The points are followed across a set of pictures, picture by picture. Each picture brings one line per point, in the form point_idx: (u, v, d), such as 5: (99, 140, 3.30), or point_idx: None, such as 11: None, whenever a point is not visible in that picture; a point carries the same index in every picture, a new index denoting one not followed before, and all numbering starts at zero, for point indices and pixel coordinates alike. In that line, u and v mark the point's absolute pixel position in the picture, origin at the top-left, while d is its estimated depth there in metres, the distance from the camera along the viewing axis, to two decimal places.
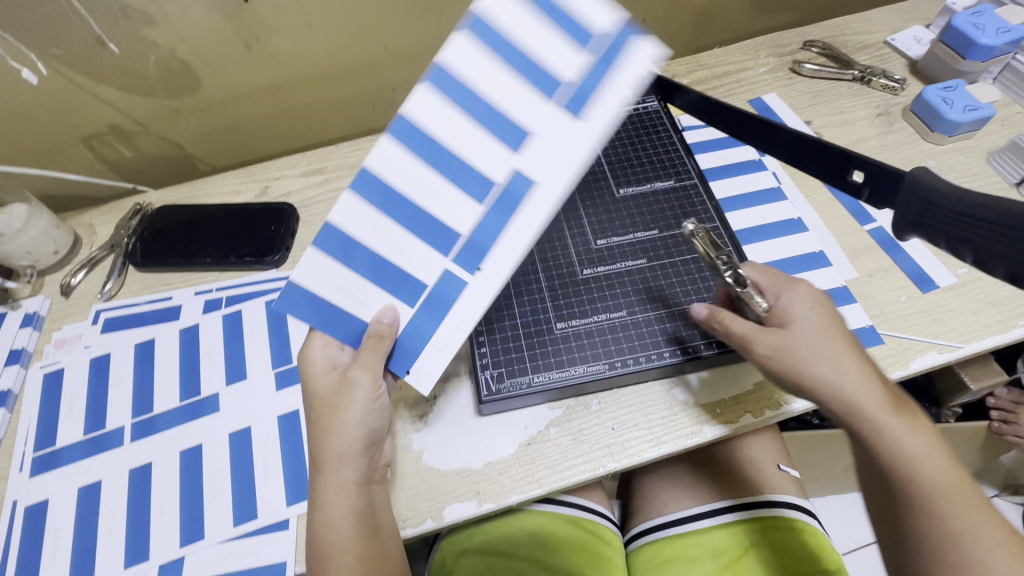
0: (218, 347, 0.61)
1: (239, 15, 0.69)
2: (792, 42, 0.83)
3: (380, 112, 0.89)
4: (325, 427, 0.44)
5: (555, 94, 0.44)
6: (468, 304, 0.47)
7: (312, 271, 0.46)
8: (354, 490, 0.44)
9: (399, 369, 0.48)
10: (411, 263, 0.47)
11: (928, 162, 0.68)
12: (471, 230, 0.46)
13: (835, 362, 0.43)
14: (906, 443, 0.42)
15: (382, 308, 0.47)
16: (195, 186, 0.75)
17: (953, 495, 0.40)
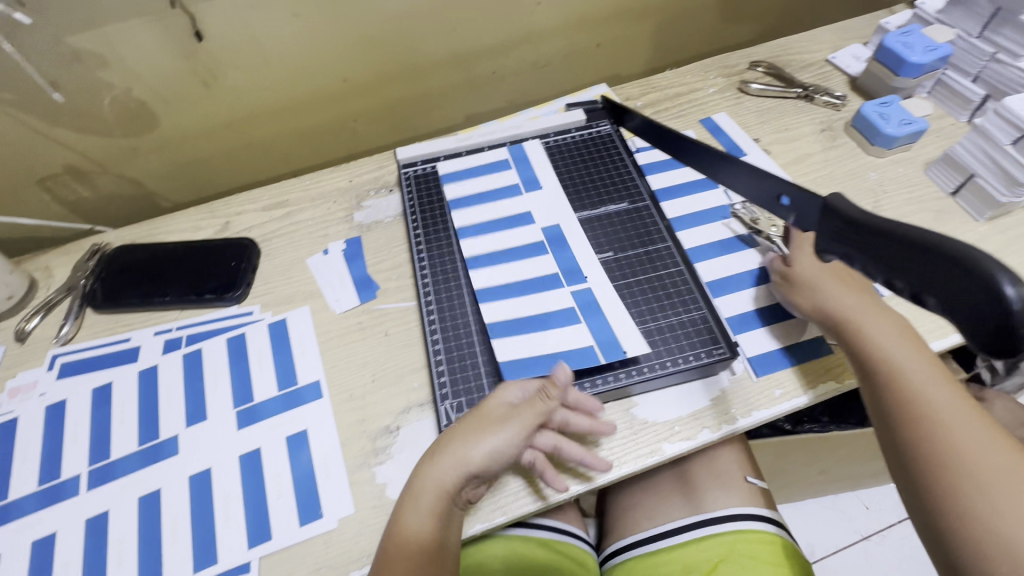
0: (178, 387, 0.60)
1: (195, 55, 0.69)
2: (740, 62, 0.86)
3: (343, 143, 0.90)
4: (455, 437, 0.50)
5: (523, 190, 0.69)
6: (609, 292, 0.59)
7: (504, 350, 0.55)
8: (441, 506, 0.48)
9: (616, 353, 0.54)
10: (549, 305, 0.58)
11: (870, 174, 0.71)
12: (557, 266, 0.61)
13: (842, 291, 0.54)
14: (897, 357, 0.48)
15: (570, 338, 0.56)
16: (155, 223, 0.75)
17: (952, 411, 0.44)
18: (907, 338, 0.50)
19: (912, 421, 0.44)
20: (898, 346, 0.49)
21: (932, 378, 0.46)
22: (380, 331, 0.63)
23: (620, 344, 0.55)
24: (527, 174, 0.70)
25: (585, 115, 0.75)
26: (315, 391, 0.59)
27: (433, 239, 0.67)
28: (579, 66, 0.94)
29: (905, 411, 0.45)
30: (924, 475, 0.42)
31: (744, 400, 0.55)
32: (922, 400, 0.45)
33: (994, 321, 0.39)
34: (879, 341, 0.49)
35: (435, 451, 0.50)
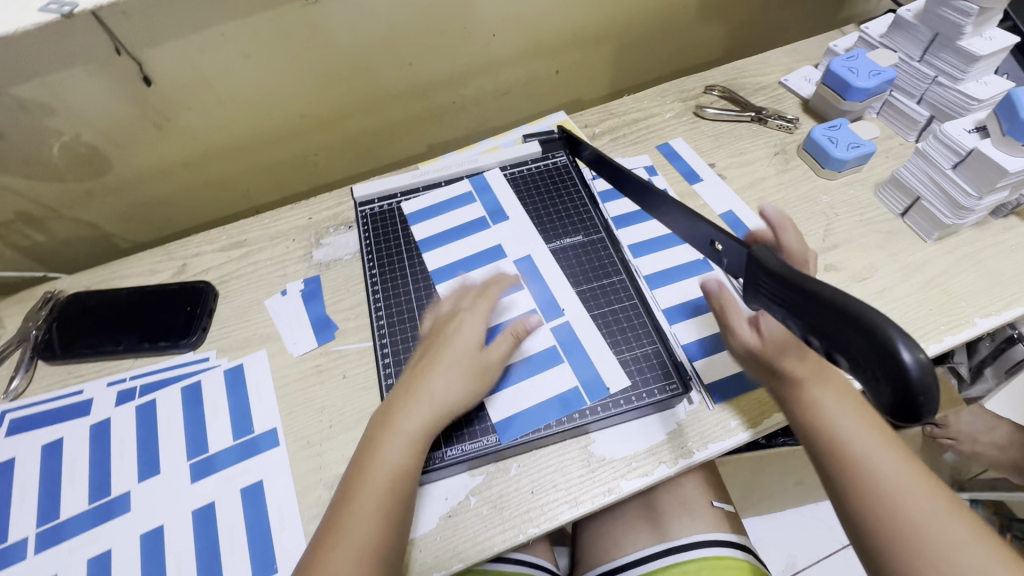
0: (131, 441, 0.59)
1: (145, 99, 0.69)
2: (695, 86, 0.87)
3: (305, 177, 0.90)
4: (422, 379, 0.54)
5: (490, 223, 0.70)
6: (587, 326, 0.60)
7: (496, 406, 0.56)
8: (417, 444, 0.51)
9: (601, 392, 0.56)
10: (533, 347, 0.59)
11: (822, 197, 0.72)
12: (535, 302, 0.62)
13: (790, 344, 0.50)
14: (840, 421, 0.46)
15: (557, 382, 0.57)
16: (110, 268, 0.74)
17: (902, 483, 0.42)
18: (846, 393, 0.48)
19: (861, 487, 0.42)
20: (840, 403, 0.47)
21: (873, 436, 0.45)
22: (338, 374, 0.62)
23: (603, 381, 0.57)
24: (494, 206, 0.72)
25: (541, 146, 0.76)
26: (270, 439, 0.58)
27: (390, 278, 0.67)
28: (540, 92, 0.95)
29: (852, 477, 0.43)
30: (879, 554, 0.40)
31: (701, 433, 0.55)
32: (870, 472, 0.43)
33: (897, 393, 0.32)
34: (824, 398, 0.47)
35: (401, 394, 0.53)
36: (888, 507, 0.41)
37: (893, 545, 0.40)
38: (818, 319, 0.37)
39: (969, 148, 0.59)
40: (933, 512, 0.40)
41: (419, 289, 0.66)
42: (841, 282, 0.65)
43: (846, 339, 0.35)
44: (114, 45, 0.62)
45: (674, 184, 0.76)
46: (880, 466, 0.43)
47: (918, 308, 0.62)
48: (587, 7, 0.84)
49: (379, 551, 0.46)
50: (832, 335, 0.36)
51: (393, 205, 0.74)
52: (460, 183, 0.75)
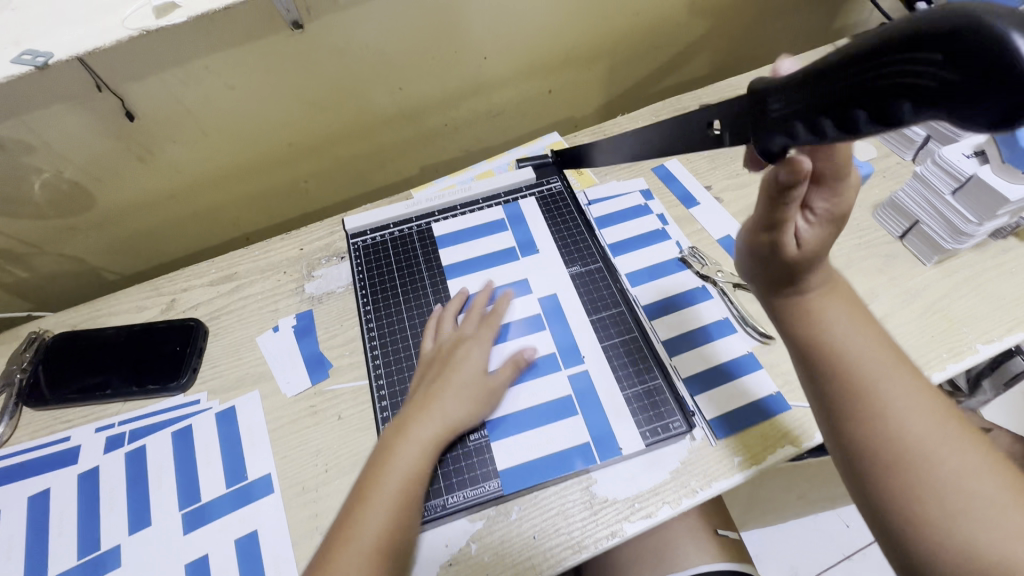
0: (120, 491, 0.57)
1: (127, 133, 0.67)
2: (689, 105, 0.87)
3: (296, 203, 0.89)
4: (433, 391, 0.56)
5: (519, 255, 0.69)
6: (604, 378, 0.59)
7: (506, 450, 0.55)
8: (423, 453, 0.52)
9: (611, 450, 0.55)
10: (547, 393, 0.58)
11: None
12: (556, 344, 0.61)
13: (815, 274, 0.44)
14: (851, 344, 0.42)
15: (569, 434, 0.56)
16: (97, 305, 0.72)
17: (915, 409, 0.39)
18: (853, 307, 0.44)
19: (863, 417, 0.40)
20: (850, 321, 0.43)
21: (885, 361, 0.41)
22: (334, 415, 0.61)
23: (614, 439, 0.55)
24: (521, 238, 0.70)
25: (535, 172, 0.76)
26: (265, 486, 0.57)
27: (385, 316, 0.67)
28: (533, 111, 0.94)
29: (854, 405, 0.41)
30: (875, 486, 0.39)
31: (703, 471, 0.54)
32: (880, 398, 0.40)
33: (1001, 77, 0.22)
34: (833, 312, 0.44)
35: (415, 404, 0.55)
36: (891, 444, 0.39)
37: (895, 472, 0.38)
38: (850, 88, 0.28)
39: (968, 174, 0.58)
40: (940, 440, 0.38)
41: (415, 326, 0.66)
42: None
43: (897, 78, 0.25)
44: (95, 81, 0.60)
45: (671, 208, 0.75)
46: (888, 388, 0.40)
47: (919, 334, 0.61)
48: (579, 26, 0.83)
49: (397, 542, 0.48)
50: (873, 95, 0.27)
51: (385, 236, 0.73)
52: (454, 214, 0.73)
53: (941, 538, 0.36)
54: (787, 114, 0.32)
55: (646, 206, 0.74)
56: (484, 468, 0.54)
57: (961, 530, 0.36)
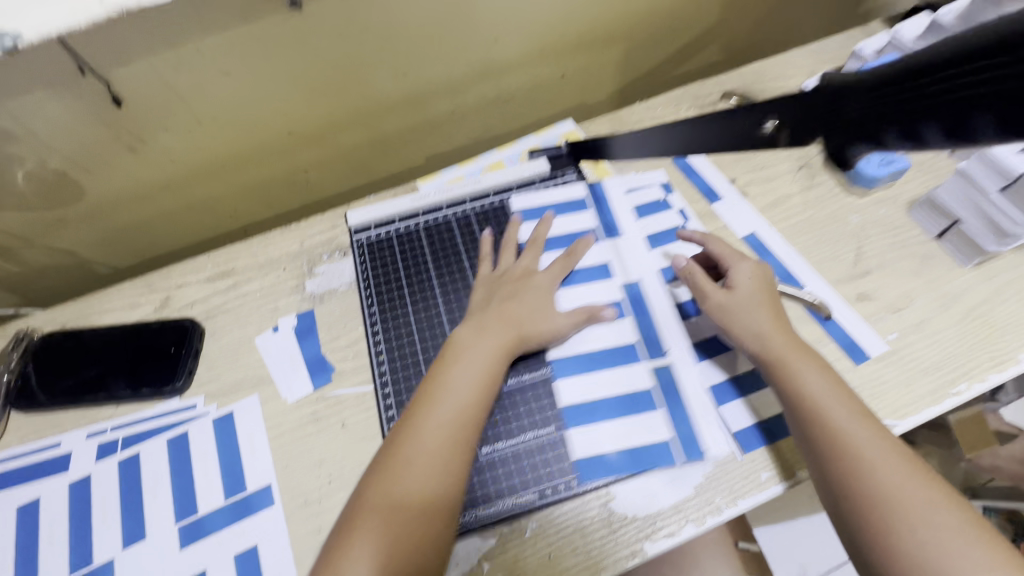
0: (114, 501, 0.54)
1: (116, 121, 0.63)
2: (711, 92, 0.82)
3: (296, 194, 0.85)
4: (507, 308, 0.59)
5: (602, 238, 0.67)
6: (687, 374, 0.57)
7: (586, 440, 0.54)
8: (495, 368, 0.55)
9: (694, 451, 0.53)
10: (629, 385, 0.56)
11: (852, 217, 0.67)
12: (638, 334, 0.60)
13: (766, 325, 0.55)
14: (821, 392, 0.50)
15: (650, 430, 0.54)
16: (87, 302, 0.68)
17: (879, 449, 0.47)
18: (818, 364, 0.53)
19: (840, 454, 0.47)
20: (818, 374, 0.52)
21: (847, 406, 0.50)
22: (337, 423, 0.58)
23: (697, 440, 0.53)
24: (605, 221, 0.69)
25: (549, 163, 0.73)
26: (266, 498, 0.54)
27: (391, 317, 0.63)
28: (545, 98, 0.89)
29: (830, 443, 0.48)
30: (856, 515, 0.45)
31: (729, 488, 0.51)
32: (852, 440, 0.47)
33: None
34: (805, 368, 0.52)
35: (489, 316, 0.58)
36: (865, 479, 0.46)
37: (873, 506, 0.45)
38: (914, 102, 0.34)
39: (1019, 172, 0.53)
40: (903, 477, 0.45)
41: (422, 328, 0.62)
42: (875, 313, 0.60)
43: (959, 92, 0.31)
44: (78, 65, 0.56)
45: (693, 203, 0.70)
46: (856, 435, 0.48)
47: (958, 342, 0.58)
48: (596, 6, 0.78)
49: (455, 464, 0.49)
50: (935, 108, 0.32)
51: (389, 232, 0.69)
52: (464, 209, 0.70)
53: (912, 561, 0.42)
54: (862, 118, 0.39)
55: (665, 201, 0.70)
56: (508, 481, 0.52)
57: (928, 550, 0.42)
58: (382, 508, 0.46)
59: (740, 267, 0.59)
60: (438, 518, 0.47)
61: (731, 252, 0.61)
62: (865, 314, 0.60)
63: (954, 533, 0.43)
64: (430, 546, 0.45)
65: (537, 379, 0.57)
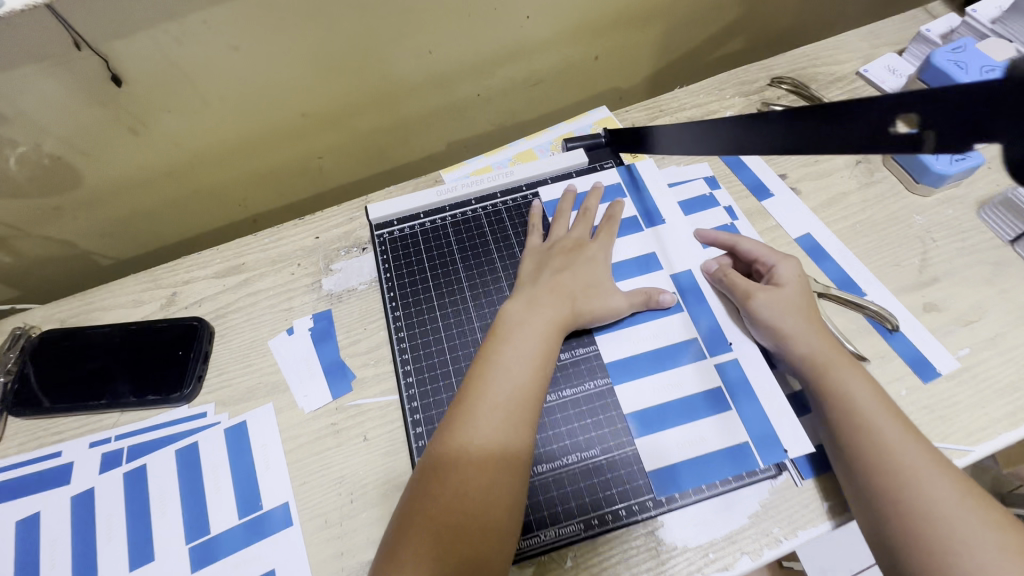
0: (119, 518, 0.50)
1: (115, 101, 0.57)
2: (758, 77, 0.75)
3: (308, 182, 0.79)
4: (560, 280, 0.55)
5: (643, 226, 0.62)
6: (761, 365, 0.51)
7: (656, 451, 0.49)
8: (552, 331, 0.51)
9: (777, 453, 0.48)
10: (698, 383, 0.51)
11: (915, 218, 0.62)
12: (698, 329, 0.54)
13: (805, 330, 0.49)
14: (864, 401, 0.45)
15: (725, 431, 0.49)
16: (88, 298, 0.64)
17: (927, 464, 0.42)
18: (861, 372, 0.47)
19: (880, 471, 0.42)
20: (860, 381, 0.46)
21: (891, 420, 0.44)
22: (358, 436, 0.53)
23: (779, 440, 0.48)
24: (647, 204, 0.63)
25: (587, 155, 0.67)
26: (283, 517, 0.50)
27: (415, 318, 0.58)
28: (576, 81, 0.83)
29: (870, 460, 0.43)
30: (899, 539, 0.40)
31: (787, 517, 0.47)
32: (897, 454, 0.42)
33: None
34: (846, 374, 0.47)
35: (540, 289, 0.54)
36: (909, 498, 0.41)
37: (921, 526, 0.40)
38: None
39: None
40: (954, 496, 0.40)
41: (450, 329, 0.57)
42: (945, 325, 0.55)
43: None
44: (72, 38, 0.50)
45: (740, 200, 0.65)
46: (899, 448, 0.43)
47: None
48: None
49: (523, 423, 0.46)
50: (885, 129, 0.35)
51: (414, 227, 0.64)
52: (496, 203, 0.65)
53: None
54: None
55: (711, 196, 0.64)
56: (550, 511, 0.47)
57: None
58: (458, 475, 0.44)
59: (781, 266, 0.53)
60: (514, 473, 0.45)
61: (769, 248, 0.55)
62: (933, 326, 0.55)
63: (1012, 559, 0.38)
64: (511, 505, 0.43)
65: (581, 397, 0.52)
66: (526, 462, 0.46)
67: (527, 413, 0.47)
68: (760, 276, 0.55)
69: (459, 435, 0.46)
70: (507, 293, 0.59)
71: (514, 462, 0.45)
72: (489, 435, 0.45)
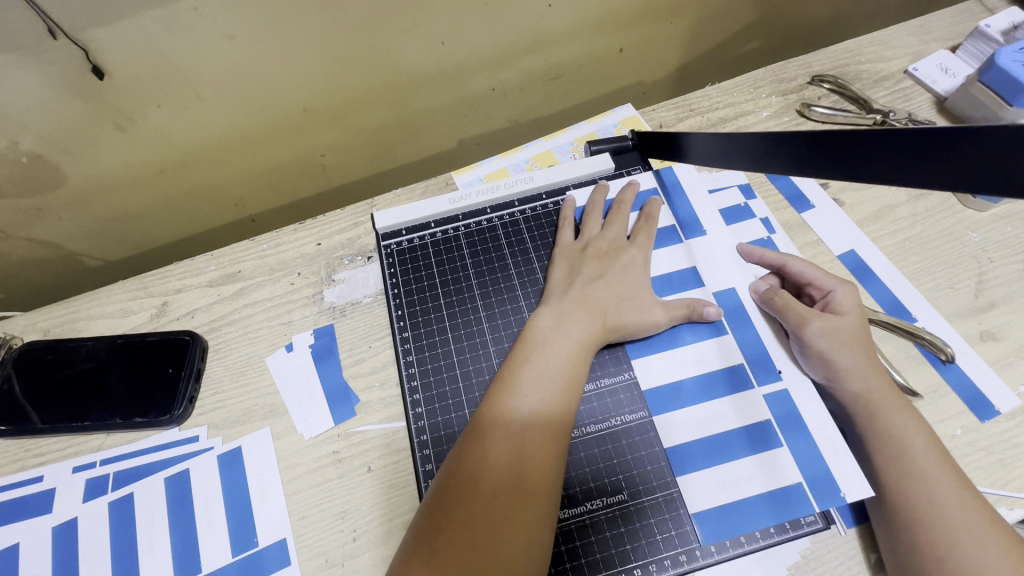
0: (103, 552, 0.47)
1: (99, 95, 0.52)
2: (797, 74, 0.69)
3: (309, 180, 0.74)
4: (591, 293, 0.50)
5: (681, 236, 0.56)
6: (812, 396, 0.46)
7: (698, 494, 0.43)
8: (584, 347, 0.47)
9: (833, 500, 0.42)
10: (736, 418, 0.46)
11: (970, 236, 0.57)
12: (743, 354, 0.49)
13: (859, 364, 0.44)
14: (915, 445, 0.41)
15: (770, 471, 0.44)
16: (73, 306, 0.59)
17: (980, 526, 0.37)
18: (916, 415, 0.43)
19: (929, 523, 0.38)
20: (912, 424, 0.42)
21: (946, 472, 0.39)
22: (362, 467, 0.49)
23: (835, 482, 0.43)
24: (685, 212, 0.58)
25: (612, 160, 0.62)
26: (281, 556, 0.46)
27: (425, 338, 0.54)
28: (597, 74, 0.77)
29: (918, 511, 0.38)
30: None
31: (831, 570, 0.42)
32: (946, 510, 0.38)
33: None
34: (897, 415, 0.42)
35: (569, 302, 0.49)
36: (958, 557, 0.36)
37: None
38: None
39: None
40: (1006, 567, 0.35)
41: (463, 353, 0.53)
42: (1003, 357, 0.50)
43: None
44: (46, 26, 0.45)
45: (778, 211, 0.59)
46: (948, 503, 0.38)
47: None
48: None
49: (552, 438, 0.42)
50: (937, 157, 0.32)
51: (423, 238, 0.59)
52: (513, 211, 0.60)
53: None
54: None
55: (748, 208, 0.59)
56: (572, 562, 0.42)
57: None
58: (481, 484, 0.39)
59: (839, 294, 0.48)
60: (541, 490, 0.39)
61: (825, 273, 0.50)
62: (990, 358, 0.50)
63: None
64: (539, 524, 0.39)
65: (606, 434, 0.46)
66: (548, 495, 0.40)
67: (548, 438, 0.42)
68: (813, 301, 0.50)
69: (469, 459, 0.40)
70: (524, 312, 0.54)
71: (533, 493, 0.39)
72: (505, 461, 0.40)
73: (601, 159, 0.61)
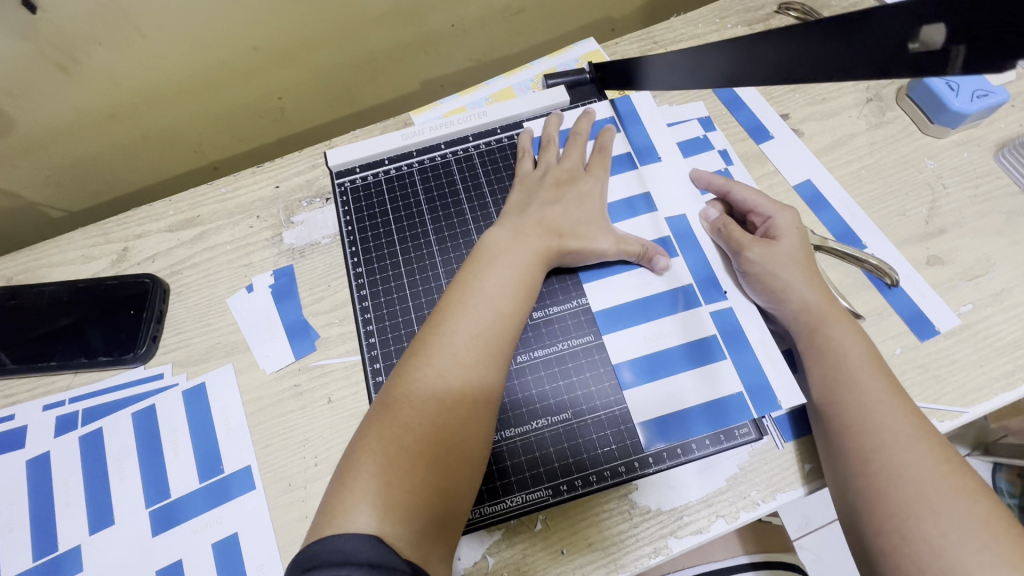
0: (76, 482, 0.49)
1: (37, 32, 0.51)
2: (765, 2, 0.67)
3: (269, 125, 0.73)
4: (548, 213, 0.50)
5: (634, 163, 0.56)
6: (751, 315, 0.48)
7: (638, 409, 0.45)
8: (529, 264, 0.46)
9: (764, 408, 0.44)
10: (681, 335, 0.47)
11: (926, 162, 0.57)
12: (691, 275, 0.50)
13: (801, 282, 0.45)
14: (851, 359, 0.42)
15: (708, 384, 0.46)
16: (33, 254, 0.60)
17: (908, 430, 0.38)
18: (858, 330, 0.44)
19: (857, 432, 0.39)
20: (852, 340, 0.43)
21: (880, 382, 0.41)
22: (322, 398, 0.51)
23: (772, 392, 0.45)
24: (640, 141, 0.57)
25: (568, 94, 0.61)
26: (245, 480, 0.48)
27: (379, 271, 0.55)
28: (562, 9, 0.74)
29: (848, 420, 0.40)
30: (863, 499, 0.38)
31: (766, 479, 0.44)
32: (877, 417, 0.39)
33: None
34: (837, 332, 0.43)
35: (527, 219, 0.49)
36: (882, 460, 0.38)
37: (889, 490, 0.37)
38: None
39: None
40: (930, 465, 0.37)
41: (415, 286, 0.54)
42: (947, 280, 0.51)
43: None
44: None
45: (736, 142, 0.59)
46: (880, 412, 0.39)
47: None
48: None
49: (496, 351, 0.42)
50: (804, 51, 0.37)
51: (377, 175, 0.59)
52: (468, 147, 0.60)
53: (926, 556, 0.34)
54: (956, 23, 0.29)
55: (706, 139, 0.59)
56: (519, 476, 0.44)
57: (952, 541, 0.34)
58: (419, 398, 0.39)
59: (780, 217, 0.48)
60: (480, 400, 0.40)
61: (768, 198, 0.50)
62: (935, 281, 0.51)
63: (981, 523, 0.34)
64: (480, 430, 0.39)
65: (553, 357, 0.48)
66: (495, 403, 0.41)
67: (492, 350, 0.42)
68: (755, 228, 0.50)
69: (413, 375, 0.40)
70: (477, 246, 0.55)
71: (486, 400, 0.40)
72: (455, 376, 0.40)
73: (558, 92, 0.61)
